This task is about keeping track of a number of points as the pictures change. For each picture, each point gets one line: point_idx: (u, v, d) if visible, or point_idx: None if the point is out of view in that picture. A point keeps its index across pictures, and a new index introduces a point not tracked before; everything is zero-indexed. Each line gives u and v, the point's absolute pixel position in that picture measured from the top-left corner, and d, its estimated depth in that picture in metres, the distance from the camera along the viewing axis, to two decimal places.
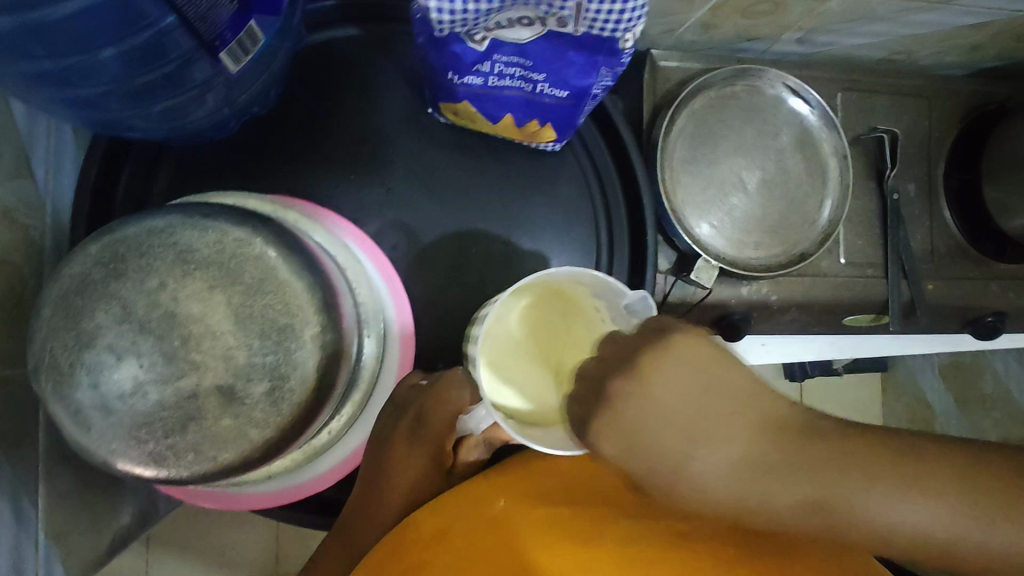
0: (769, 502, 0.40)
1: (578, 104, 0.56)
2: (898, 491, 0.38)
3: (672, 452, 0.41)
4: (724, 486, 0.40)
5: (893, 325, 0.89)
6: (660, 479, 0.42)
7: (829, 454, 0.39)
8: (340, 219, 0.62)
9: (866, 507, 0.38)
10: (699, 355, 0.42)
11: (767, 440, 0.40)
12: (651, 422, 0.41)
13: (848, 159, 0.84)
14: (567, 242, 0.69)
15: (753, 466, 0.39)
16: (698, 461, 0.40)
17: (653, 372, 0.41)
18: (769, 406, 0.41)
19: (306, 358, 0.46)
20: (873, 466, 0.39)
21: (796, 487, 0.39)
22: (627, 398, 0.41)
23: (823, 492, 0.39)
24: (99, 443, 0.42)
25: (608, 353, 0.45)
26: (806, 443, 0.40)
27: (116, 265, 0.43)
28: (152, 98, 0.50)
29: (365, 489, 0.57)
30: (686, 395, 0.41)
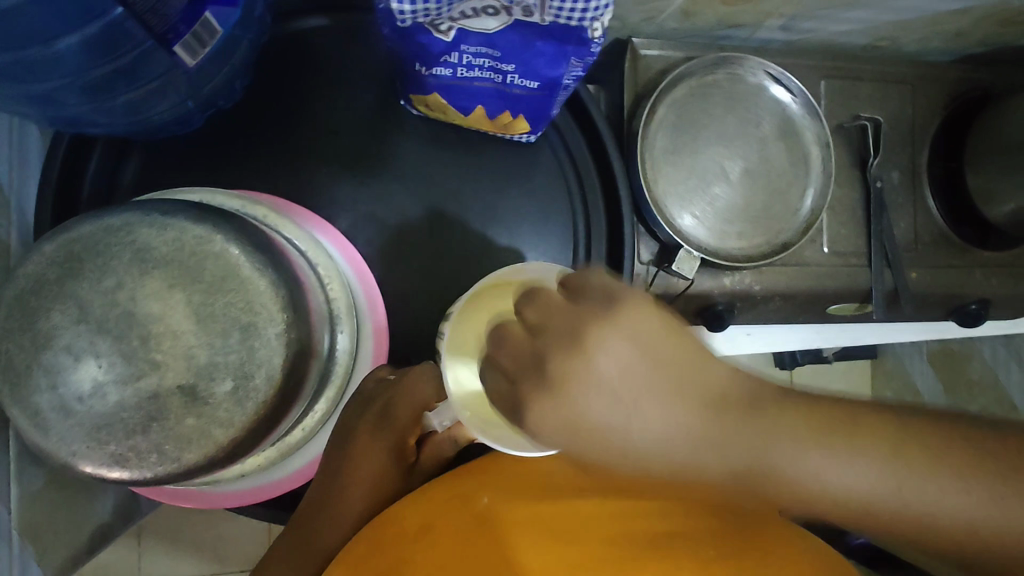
0: (704, 467, 0.43)
1: (549, 95, 0.55)
2: (823, 453, 0.41)
3: (612, 426, 0.43)
4: (664, 451, 0.43)
5: (877, 313, 0.88)
6: (604, 456, 0.44)
7: (765, 424, 0.42)
8: (311, 214, 0.61)
9: (794, 471, 0.42)
10: (639, 327, 0.44)
11: (701, 409, 0.43)
12: (589, 396, 0.43)
13: (830, 148, 0.83)
14: (544, 235, 0.69)
15: (690, 432, 0.43)
16: (637, 430, 0.43)
17: (595, 347, 0.44)
18: (705, 376, 0.44)
19: (272, 356, 0.45)
20: (797, 428, 0.42)
21: (727, 451, 0.42)
22: (571, 378, 0.44)
23: (749, 459, 0.42)
24: (60, 445, 0.42)
25: (535, 316, 0.47)
26: (736, 417, 0.43)
27: (72, 265, 0.43)
28: (112, 93, 0.49)
29: (337, 485, 0.56)
30: (626, 369, 0.43)
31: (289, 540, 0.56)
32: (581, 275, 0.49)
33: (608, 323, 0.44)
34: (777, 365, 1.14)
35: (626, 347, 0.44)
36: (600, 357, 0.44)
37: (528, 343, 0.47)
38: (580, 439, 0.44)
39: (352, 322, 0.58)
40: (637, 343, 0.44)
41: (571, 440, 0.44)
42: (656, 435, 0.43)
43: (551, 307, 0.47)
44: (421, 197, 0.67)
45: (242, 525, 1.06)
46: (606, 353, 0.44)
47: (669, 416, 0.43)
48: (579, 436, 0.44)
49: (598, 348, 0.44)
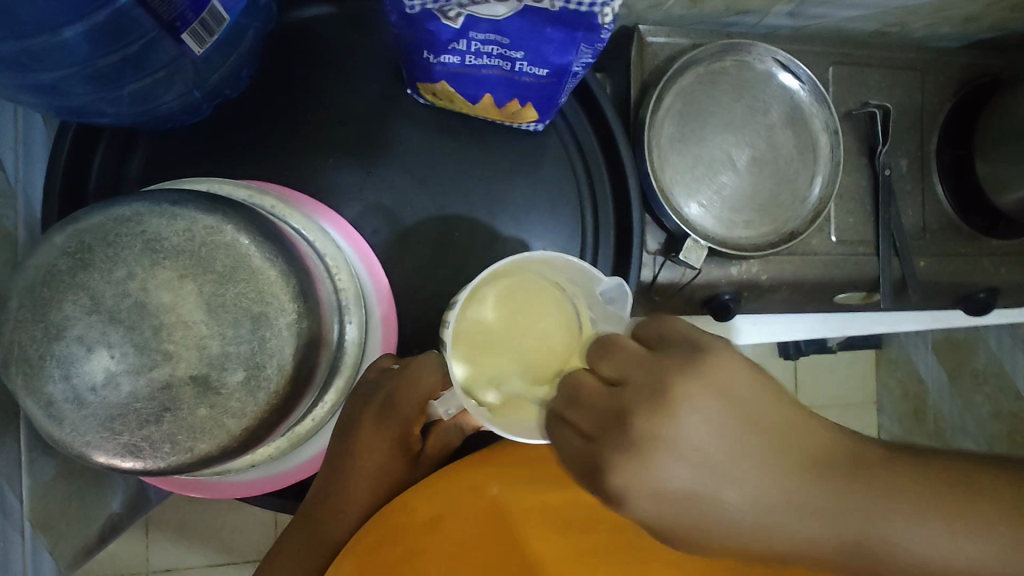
0: (803, 535, 0.37)
1: (559, 82, 0.54)
2: (939, 526, 0.35)
3: (698, 494, 0.37)
4: (757, 521, 0.37)
5: (885, 302, 0.88)
6: (681, 531, 0.37)
7: (877, 491, 0.36)
8: (317, 204, 0.60)
9: (900, 542, 0.36)
10: (731, 384, 0.38)
11: (810, 481, 0.37)
12: (676, 465, 0.37)
13: (839, 135, 0.82)
14: (552, 224, 0.68)
15: (794, 507, 0.36)
16: (729, 502, 0.37)
17: (680, 405, 0.37)
18: (814, 440, 0.38)
19: (283, 346, 0.45)
20: (912, 497, 0.36)
21: (836, 527, 0.36)
22: (653, 441, 0.37)
23: (856, 530, 0.36)
24: (73, 435, 0.42)
25: (612, 369, 0.41)
26: (847, 483, 0.37)
27: (82, 255, 0.42)
28: (117, 82, 0.49)
29: (342, 479, 0.55)
30: (710, 435, 0.37)
31: (298, 531, 0.56)
32: (661, 324, 0.43)
33: (694, 374, 0.38)
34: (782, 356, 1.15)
35: (715, 403, 0.37)
36: (687, 418, 0.37)
37: (607, 402, 0.39)
38: (665, 512, 0.37)
39: (361, 312, 0.58)
40: (728, 403, 0.38)
41: (643, 513, 0.37)
42: (748, 502, 0.37)
43: (631, 361, 0.40)
44: (427, 187, 0.67)
45: (251, 516, 1.07)
46: (691, 411, 0.37)
47: (763, 477, 0.37)
48: (658, 509, 0.37)
49: (684, 407, 0.37)
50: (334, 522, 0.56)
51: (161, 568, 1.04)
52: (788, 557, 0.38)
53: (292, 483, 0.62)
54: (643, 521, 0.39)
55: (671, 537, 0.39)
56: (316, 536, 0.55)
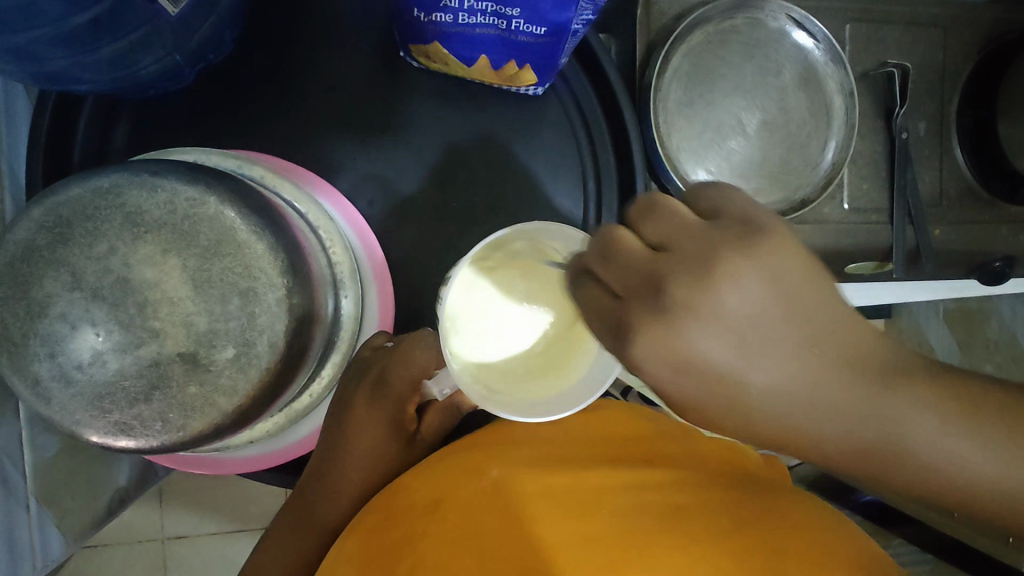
0: (821, 431, 0.33)
1: (557, 41, 0.50)
2: (966, 431, 0.32)
3: (723, 366, 0.33)
4: (782, 402, 0.33)
5: (897, 271, 0.83)
6: (705, 408, 0.34)
7: (906, 400, 0.33)
8: (310, 175, 0.58)
9: (917, 448, 0.33)
10: (780, 264, 0.33)
11: (842, 372, 0.33)
12: (706, 333, 0.33)
13: (854, 96, 0.78)
14: (553, 194, 0.66)
15: (825, 400, 0.33)
16: (755, 379, 0.33)
17: (724, 276, 0.33)
18: (857, 334, 0.34)
19: (273, 322, 0.44)
20: (946, 408, 0.33)
21: (855, 423, 0.33)
22: (683, 311, 0.32)
23: (876, 430, 0.33)
24: (62, 414, 0.41)
25: (654, 232, 0.35)
26: (885, 386, 0.33)
27: (61, 230, 0.41)
28: (92, 45, 0.47)
29: (335, 454, 0.55)
30: (749, 305, 0.33)
31: (296, 510, 0.56)
32: (705, 186, 0.36)
33: (747, 251, 0.33)
34: None
35: (763, 280, 0.33)
36: (729, 288, 0.32)
37: (641, 261, 0.34)
38: (683, 377, 0.33)
39: (355, 286, 0.56)
40: (778, 281, 0.33)
41: (667, 384, 0.33)
42: (775, 381, 0.33)
43: (680, 226, 0.34)
44: (424, 156, 0.64)
45: (259, 487, 1.08)
46: (733, 281, 0.33)
47: (797, 362, 0.33)
48: (675, 378, 0.33)
49: (726, 280, 0.33)
50: (322, 512, 0.55)
51: (173, 535, 1.06)
52: (804, 448, 0.34)
53: (292, 458, 0.62)
54: (660, 396, 0.35)
55: (689, 414, 0.35)
56: (312, 515, 0.55)
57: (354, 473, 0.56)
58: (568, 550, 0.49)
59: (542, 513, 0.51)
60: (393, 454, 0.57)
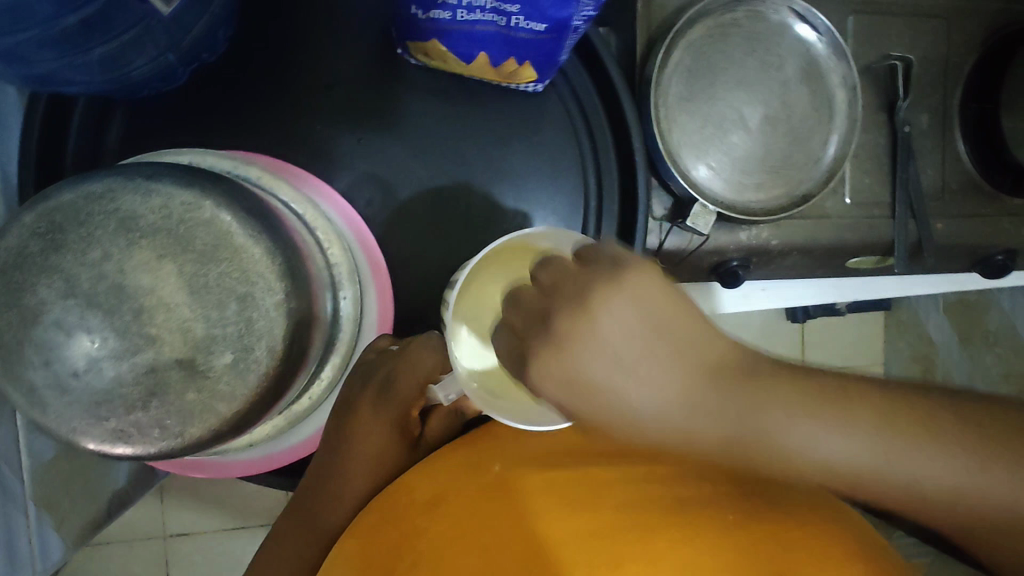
0: (698, 435, 0.39)
1: (558, 38, 0.49)
2: (818, 423, 0.36)
3: (601, 380, 0.41)
4: (659, 417, 0.40)
5: (898, 268, 0.84)
6: (597, 419, 0.42)
7: (761, 399, 0.38)
8: (308, 175, 0.57)
9: (788, 445, 0.37)
10: (644, 295, 0.41)
11: (706, 379, 0.39)
12: (586, 354, 0.41)
13: (858, 90, 0.77)
14: (554, 192, 0.65)
15: (691, 404, 0.39)
16: (632, 394, 0.40)
17: (595, 304, 0.41)
18: (712, 351, 0.41)
19: (271, 326, 0.43)
20: (796, 403, 0.37)
21: (723, 430, 0.38)
22: (565, 332, 0.41)
23: (745, 431, 0.38)
24: (59, 423, 0.40)
25: (549, 278, 0.45)
26: (743, 387, 0.39)
27: (54, 236, 0.40)
28: (84, 46, 0.46)
29: (338, 461, 0.54)
30: (625, 324, 0.41)
31: (298, 516, 0.56)
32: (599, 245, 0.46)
33: (616, 284, 0.41)
34: (789, 319, 1.12)
35: (634, 309, 0.41)
36: (603, 317, 0.41)
37: (540, 303, 0.44)
38: (573, 391, 0.41)
39: (355, 287, 0.56)
40: (639, 307, 0.41)
41: (569, 400, 0.42)
42: (648, 395, 0.40)
43: (565, 273, 0.44)
44: (422, 154, 0.64)
45: (259, 486, 1.07)
46: (605, 311, 0.41)
47: (668, 375, 0.40)
48: (565, 390, 0.42)
49: (594, 308, 0.41)
50: (322, 516, 0.55)
51: (174, 534, 1.05)
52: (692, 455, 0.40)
53: (291, 462, 0.62)
54: (570, 412, 0.43)
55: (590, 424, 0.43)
56: (315, 519, 0.55)
57: (357, 477, 0.55)
58: (567, 547, 0.49)
59: (542, 511, 0.51)
60: (396, 459, 0.56)
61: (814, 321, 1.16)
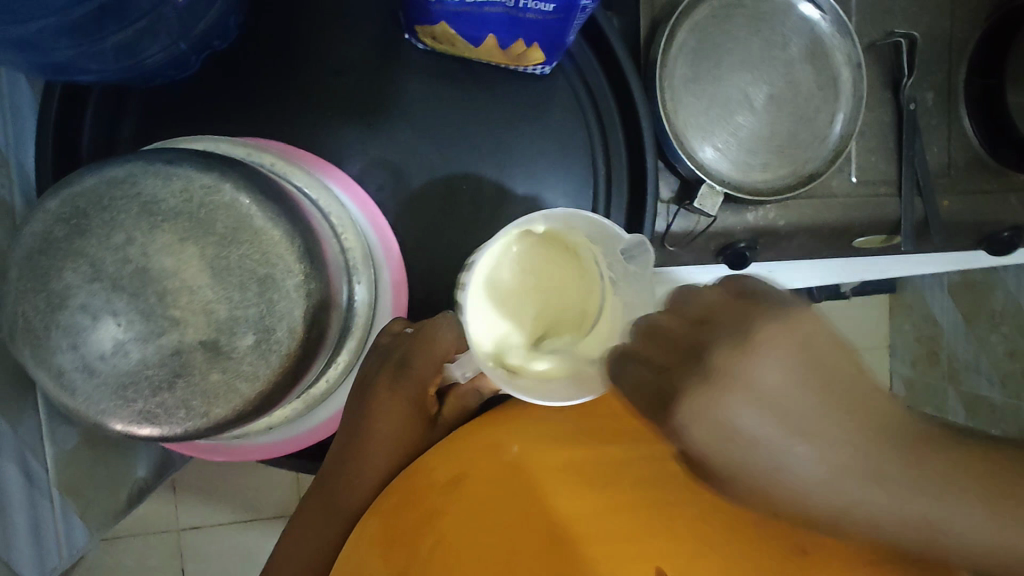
0: (875, 519, 0.33)
1: (567, 17, 0.50)
2: (996, 520, 0.31)
3: (765, 438, 0.35)
4: (828, 495, 0.34)
5: (905, 245, 0.84)
6: (745, 487, 0.36)
7: (969, 480, 0.32)
8: (321, 162, 0.58)
9: (959, 536, 0.32)
10: (817, 339, 0.35)
11: (891, 446, 0.33)
12: (744, 413, 0.35)
13: (863, 69, 0.78)
14: (563, 174, 0.66)
15: (861, 472, 0.33)
16: (800, 461, 0.34)
17: (760, 343, 0.35)
18: (886, 408, 0.35)
19: (292, 308, 0.43)
20: (992, 491, 0.32)
21: (909, 504, 0.32)
22: (724, 384, 0.35)
23: (922, 514, 0.32)
24: (87, 405, 0.41)
25: (698, 309, 0.39)
26: (917, 455, 0.33)
27: (78, 221, 0.41)
28: (99, 34, 0.46)
29: (356, 440, 0.55)
30: (786, 375, 0.34)
31: (315, 497, 0.56)
32: (750, 279, 0.40)
33: (780, 325, 0.36)
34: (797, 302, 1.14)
35: (789, 356, 0.35)
36: (768, 362, 0.35)
37: (687, 333, 0.38)
38: (725, 447, 0.35)
39: (370, 272, 0.57)
40: (806, 357, 0.35)
41: (710, 457, 0.36)
42: (820, 459, 0.34)
43: (718, 304, 0.38)
44: (431, 139, 0.64)
45: (273, 476, 1.09)
46: (771, 351, 0.35)
47: (840, 438, 0.34)
48: (720, 446, 0.35)
49: (760, 354, 0.35)
50: (336, 502, 0.55)
51: (190, 526, 1.07)
52: (859, 533, 0.34)
53: (309, 445, 0.63)
54: (710, 475, 0.37)
55: (736, 493, 0.37)
56: (333, 502, 0.55)
57: (376, 456, 0.55)
58: (584, 523, 0.51)
59: (557, 487, 0.52)
60: (415, 438, 0.57)
61: (822, 304, 1.17)
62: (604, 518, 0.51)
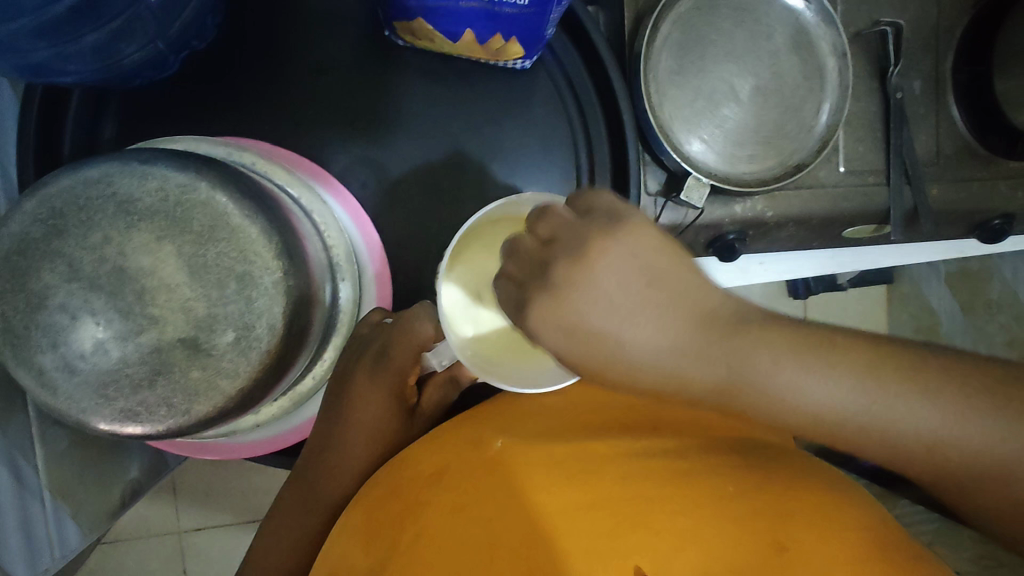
0: (692, 380, 0.41)
1: (543, 11, 0.50)
2: (796, 369, 0.38)
3: (603, 330, 0.42)
4: (659, 360, 0.41)
5: (894, 234, 0.84)
6: (592, 360, 0.43)
7: (757, 340, 0.40)
8: (305, 162, 0.58)
9: (776, 393, 0.39)
10: (642, 245, 0.43)
11: (704, 324, 0.41)
12: (587, 299, 0.42)
13: (848, 58, 0.77)
14: (547, 169, 0.66)
15: (684, 343, 0.41)
16: (630, 341, 0.42)
17: (597, 252, 0.42)
18: (704, 297, 0.42)
19: (271, 305, 0.44)
20: (780, 347, 0.39)
21: (712, 369, 0.40)
22: (566, 280, 0.42)
23: (731, 373, 0.40)
24: (69, 403, 0.41)
25: (547, 230, 0.45)
26: (729, 330, 0.41)
27: (56, 222, 0.41)
28: (74, 35, 0.47)
29: (338, 431, 0.55)
30: (619, 270, 0.42)
31: (297, 489, 0.56)
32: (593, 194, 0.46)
33: (611, 235, 0.43)
34: (791, 295, 1.14)
35: (627, 256, 0.42)
36: (602, 267, 0.42)
37: (537, 252, 0.45)
38: (570, 335, 0.42)
39: (353, 270, 0.57)
40: (638, 257, 0.42)
41: (561, 339, 0.43)
42: (645, 338, 0.41)
43: (563, 223, 0.45)
44: (414, 136, 0.64)
45: (271, 477, 1.09)
46: (605, 261, 0.42)
47: (661, 317, 0.41)
48: (565, 335, 0.43)
49: (600, 255, 0.42)
50: (319, 494, 0.55)
51: (190, 527, 1.07)
52: (679, 394, 0.42)
53: (297, 442, 0.63)
54: (573, 362, 0.44)
55: (582, 370, 0.44)
56: (314, 497, 0.55)
57: (356, 448, 0.56)
58: (566, 517, 0.49)
59: (539, 481, 0.51)
60: (395, 430, 0.57)
61: (819, 298, 1.17)
62: (591, 516, 0.49)
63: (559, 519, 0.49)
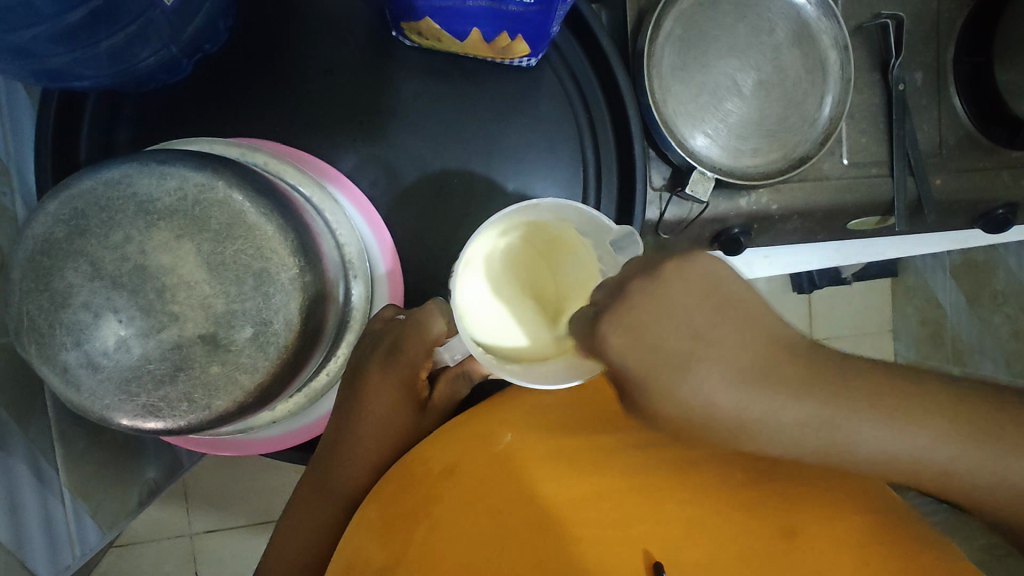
0: (770, 427, 0.35)
1: (548, 9, 0.51)
2: (885, 422, 0.35)
3: (674, 354, 0.36)
4: (730, 408, 0.35)
5: (899, 225, 0.85)
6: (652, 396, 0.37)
7: (851, 386, 0.35)
8: (316, 162, 0.59)
9: (858, 445, 0.35)
10: (721, 278, 0.37)
11: (788, 363, 0.36)
12: (660, 324, 0.36)
13: (849, 50, 0.78)
14: (553, 165, 0.67)
15: (761, 377, 0.35)
16: (703, 384, 0.35)
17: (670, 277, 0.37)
18: (786, 336, 0.37)
19: (288, 301, 0.45)
20: (874, 395, 0.35)
21: (802, 412, 0.35)
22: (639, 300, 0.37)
23: (820, 433, 0.35)
24: (92, 400, 0.42)
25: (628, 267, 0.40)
26: (817, 375, 0.35)
27: (78, 222, 0.42)
28: (91, 40, 0.48)
29: (349, 425, 0.56)
30: (694, 300, 0.37)
31: (310, 481, 0.57)
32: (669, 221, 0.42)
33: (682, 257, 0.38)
34: (796, 289, 1.15)
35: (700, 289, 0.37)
36: (673, 284, 0.37)
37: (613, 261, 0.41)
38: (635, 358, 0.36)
39: (365, 269, 0.58)
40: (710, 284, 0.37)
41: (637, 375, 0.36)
42: (728, 384, 0.35)
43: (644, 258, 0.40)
44: (421, 135, 0.65)
45: (283, 478, 1.10)
46: (677, 279, 0.37)
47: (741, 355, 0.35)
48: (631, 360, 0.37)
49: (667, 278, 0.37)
50: (331, 488, 0.56)
51: (204, 529, 1.08)
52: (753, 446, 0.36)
53: (311, 438, 0.64)
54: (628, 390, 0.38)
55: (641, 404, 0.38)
56: (325, 487, 0.56)
57: (368, 442, 0.56)
58: (575, 509, 0.50)
59: (549, 474, 0.51)
60: (405, 424, 0.58)
61: (823, 290, 1.17)
62: (601, 504, 0.50)
63: (572, 514, 0.50)
